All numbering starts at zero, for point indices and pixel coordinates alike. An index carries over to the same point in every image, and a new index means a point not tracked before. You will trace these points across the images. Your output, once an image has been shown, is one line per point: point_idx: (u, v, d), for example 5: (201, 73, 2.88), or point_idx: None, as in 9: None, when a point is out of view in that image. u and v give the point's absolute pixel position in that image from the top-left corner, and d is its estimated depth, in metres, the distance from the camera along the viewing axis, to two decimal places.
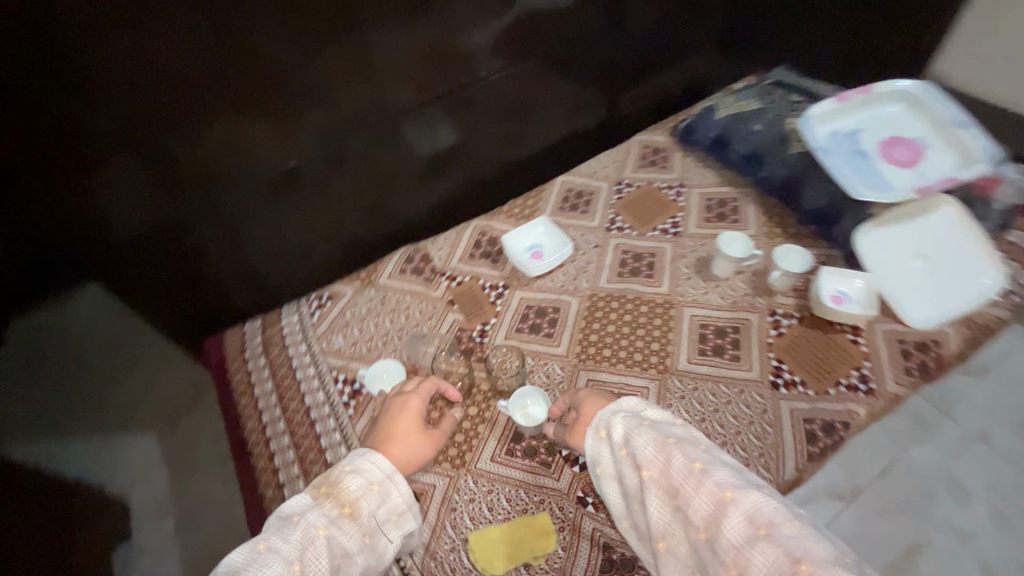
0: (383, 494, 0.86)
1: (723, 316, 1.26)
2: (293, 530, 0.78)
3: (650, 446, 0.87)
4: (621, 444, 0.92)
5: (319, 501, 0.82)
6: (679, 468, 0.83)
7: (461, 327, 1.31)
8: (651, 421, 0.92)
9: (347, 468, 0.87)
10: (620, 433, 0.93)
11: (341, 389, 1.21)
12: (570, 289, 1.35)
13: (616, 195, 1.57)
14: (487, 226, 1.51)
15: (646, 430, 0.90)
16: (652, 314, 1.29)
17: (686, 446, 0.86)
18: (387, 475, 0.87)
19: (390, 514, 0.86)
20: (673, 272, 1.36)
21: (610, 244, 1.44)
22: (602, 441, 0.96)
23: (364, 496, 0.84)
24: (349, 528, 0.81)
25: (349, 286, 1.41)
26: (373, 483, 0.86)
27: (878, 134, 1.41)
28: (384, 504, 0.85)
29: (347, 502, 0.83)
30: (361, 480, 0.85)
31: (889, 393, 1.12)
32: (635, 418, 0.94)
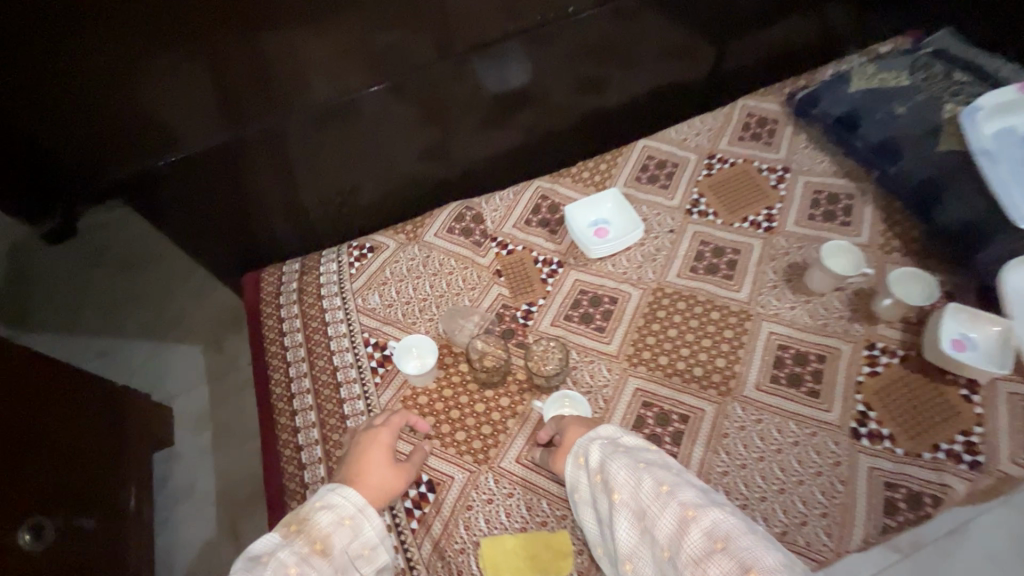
0: (357, 531, 0.80)
1: (808, 339, 1.08)
2: (262, 573, 0.71)
3: (620, 471, 0.82)
4: (595, 470, 0.86)
5: (288, 536, 0.76)
6: (648, 492, 0.78)
7: (505, 303, 1.19)
8: (623, 445, 0.87)
9: (318, 504, 0.81)
10: (593, 458, 0.87)
11: (371, 353, 1.14)
12: (632, 279, 1.19)
13: (704, 171, 1.34)
14: (549, 190, 1.34)
15: (617, 454, 0.85)
16: (723, 323, 1.12)
17: (654, 469, 0.81)
18: (360, 510, 0.81)
19: (363, 550, 0.79)
20: (757, 276, 1.16)
21: (687, 231, 1.25)
22: (576, 465, 0.89)
23: (336, 533, 0.78)
24: (322, 567, 0.75)
25: (392, 239, 1.31)
26: (346, 517, 0.80)
27: None
28: (358, 540, 0.79)
29: (319, 538, 0.77)
30: (334, 515, 0.79)
31: (999, 472, 0.92)
32: (606, 442, 0.88)
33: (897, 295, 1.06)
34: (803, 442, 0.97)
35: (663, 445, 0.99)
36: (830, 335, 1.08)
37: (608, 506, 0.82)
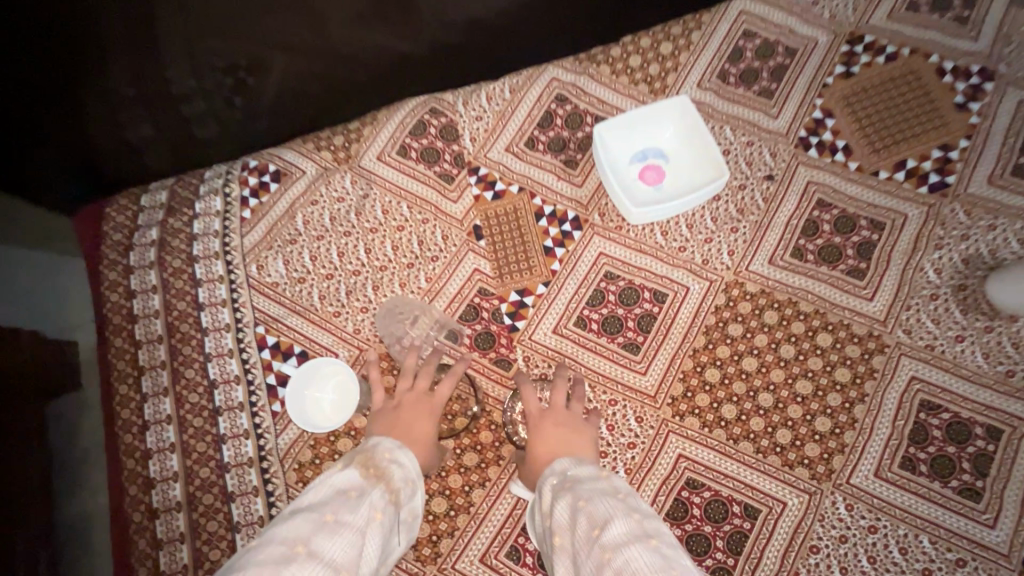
0: (413, 501, 0.53)
1: (975, 397, 0.65)
2: (344, 518, 0.44)
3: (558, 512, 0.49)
4: (544, 524, 0.52)
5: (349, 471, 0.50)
6: (579, 534, 0.45)
7: (484, 288, 0.74)
8: (573, 476, 0.52)
9: (385, 451, 0.53)
10: (543, 503, 0.53)
11: (268, 361, 0.73)
12: (694, 262, 0.72)
13: (841, 66, 0.78)
14: (571, 88, 0.81)
15: (562, 490, 0.51)
16: (836, 355, 0.68)
17: (597, 500, 0.47)
18: (419, 478, 0.55)
19: (409, 521, 0.53)
20: (906, 277, 0.69)
21: (795, 182, 0.74)
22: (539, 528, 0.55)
23: (404, 493, 0.51)
24: (389, 535, 0.47)
25: (312, 161, 0.82)
26: (409, 478, 0.53)
27: None
28: (411, 509, 0.53)
29: (389, 489, 0.50)
30: (401, 469, 0.52)
31: None
32: (561, 475, 0.54)
33: None
34: (939, 574, 0.61)
35: (710, 557, 0.63)
36: (1017, 395, 0.64)
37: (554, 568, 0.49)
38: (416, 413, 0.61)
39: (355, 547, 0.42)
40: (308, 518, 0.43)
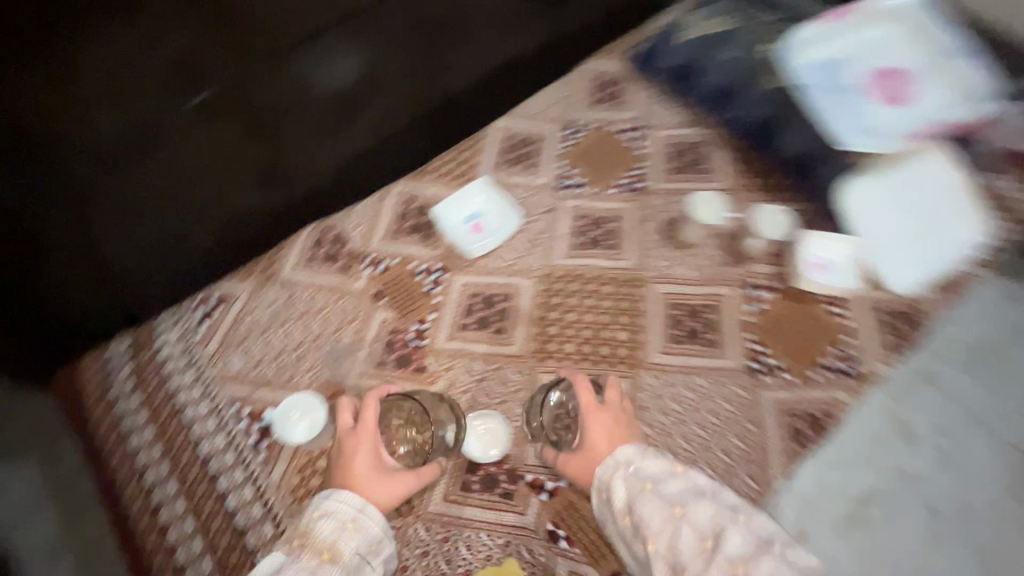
0: (363, 530, 0.74)
1: (694, 291, 1.10)
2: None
3: (652, 502, 0.71)
4: (621, 511, 0.74)
5: (290, 546, 0.70)
6: (685, 532, 0.67)
7: (393, 328, 1.07)
8: (652, 475, 0.75)
9: (314, 512, 0.74)
10: (620, 491, 0.75)
11: (247, 426, 0.97)
12: (520, 269, 1.13)
13: (565, 142, 1.31)
14: (414, 191, 1.24)
15: (651, 487, 0.73)
16: (617, 295, 1.10)
17: (696, 506, 0.70)
18: (362, 509, 0.75)
19: (370, 545, 0.73)
20: (638, 240, 1.16)
21: (563, 208, 1.21)
22: (603, 503, 0.78)
23: (343, 536, 0.72)
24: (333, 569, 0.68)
25: (244, 284, 1.12)
26: (348, 519, 0.74)
27: (870, 67, 1.16)
28: (363, 538, 0.73)
29: (326, 542, 0.70)
30: (333, 518, 0.73)
31: (872, 371, 1.02)
32: (641, 470, 0.76)
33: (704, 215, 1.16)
34: (711, 393, 1.00)
35: None
36: (715, 282, 1.11)
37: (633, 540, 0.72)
38: (359, 452, 0.82)
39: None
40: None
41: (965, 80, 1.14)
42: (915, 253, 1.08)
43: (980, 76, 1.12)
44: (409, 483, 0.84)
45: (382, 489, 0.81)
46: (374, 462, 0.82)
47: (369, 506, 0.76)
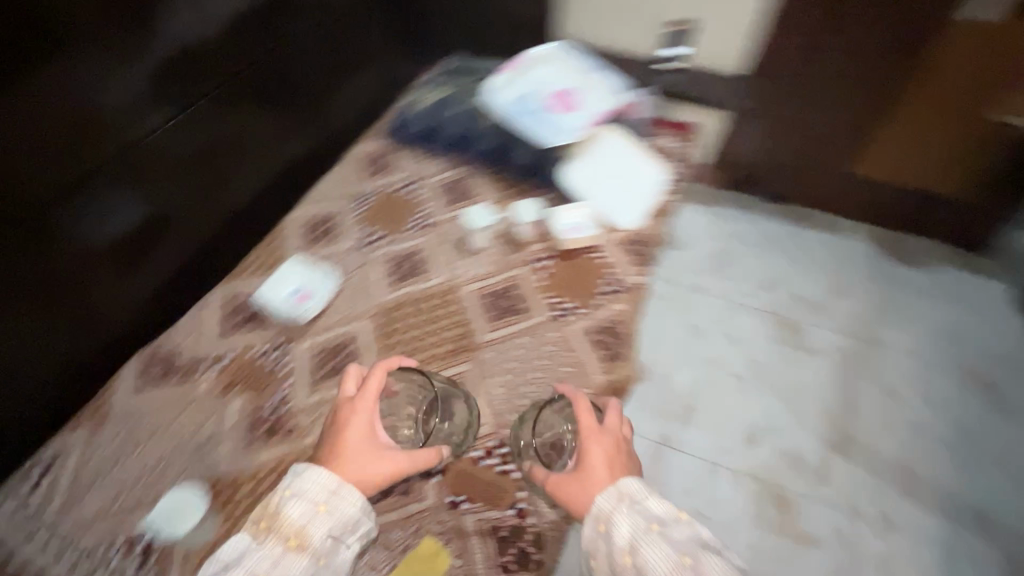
0: (335, 513, 0.86)
1: (494, 279, 1.37)
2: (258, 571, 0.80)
3: (661, 545, 0.81)
4: (622, 550, 0.83)
5: (266, 535, 0.84)
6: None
7: (253, 407, 1.15)
8: (658, 516, 0.85)
9: (285, 493, 0.87)
10: (622, 527, 0.85)
11: (131, 549, 1.00)
12: (352, 316, 1.30)
13: (355, 211, 1.50)
14: (236, 289, 1.32)
15: (658, 532, 0.83)
16: (438, 305, 1.32)
17: (698, 552, 0.81)
18: (335, 491, 0.87)
19: (341, 529, 0.86)
20: (441, 260, 1.41)
21: (373, 258, 1.41)
22: (600, 535, 0.87)
23: (313, 521, 0.84)
24: (300, 557, 0.81)
25: (77, 432, 1.10)
26: (319, 504, 0.85)
27: (549, 89, 1.63)
28: (334, 522, 0.85)
29: (296, 528, 0.83)
30: (303, 503, 0.85)
31: (633, 284, 1.38)
32: (645, 508, 0.87)
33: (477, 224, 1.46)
34: (533, 346, 1.26)
35: (454, 416, 1.13)
36: (507, 268, 1.39)
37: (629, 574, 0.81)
38: (355, 417, 0.95)
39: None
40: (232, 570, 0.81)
41: (608, 85, 1.67)
42: (629, 199, 1.51)
43: (615, 80, 1.67)
44: (398, 464, 0.94)
45: (362, 468, 0.91)
46: (364, 433, 0.94)
47: (342, 488, 0.87)
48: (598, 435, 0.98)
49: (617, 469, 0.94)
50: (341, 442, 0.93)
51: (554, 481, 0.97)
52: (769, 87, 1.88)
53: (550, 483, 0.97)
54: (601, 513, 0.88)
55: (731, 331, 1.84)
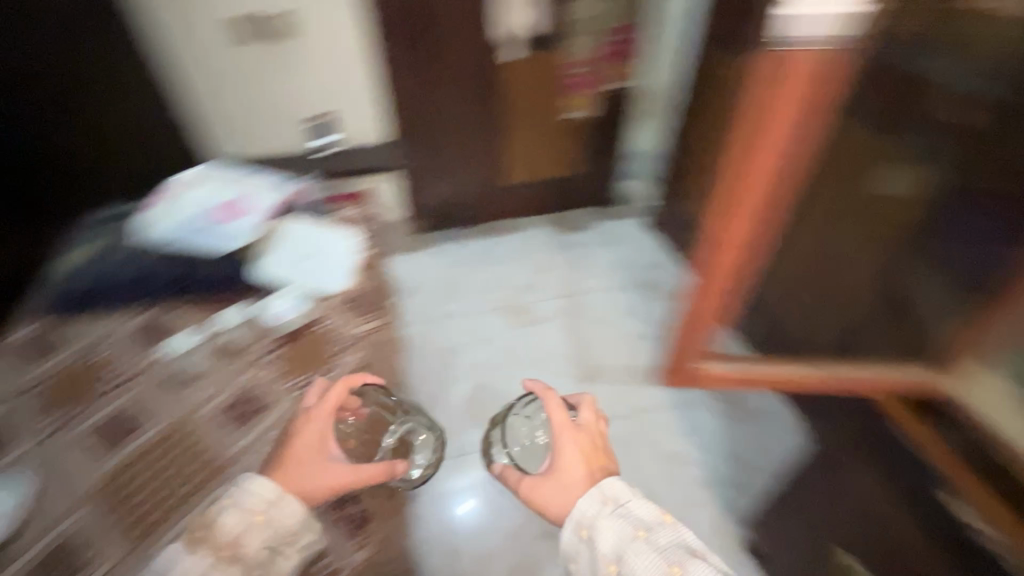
0: (274, 522, 1.08)
1: (223, 394, 1.35)
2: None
3: (637, 542, 1.01)
4: (604, 559, 1.02)
5: (205, 545, 1.03)
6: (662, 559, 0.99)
7: None
8: (641, 521, 1.04)
9: (230, 498, 1.08)
10: (600, 533, 1.05)
11: None
12: (68, 512, 1.18)
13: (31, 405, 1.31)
14: None
15: (641, 533, 1.02)
16: (169, 447, 1.26)
17: (664, 533, 1.02)
18: (275, 499, 1.08)
19: (279, 539, 1.08)
20: (157, 406, 1.31)
21: (74, 445, 1.25)
22: (581, 541, 1.08)
23: (249, 532, 1.05)
24: (236, 565, 1.03)
25: None
26: (258, 513, 1.07)
27: (206, 204, 1.61)
28: (273, 532, 1.08)
29: (233, 537, 1.04)
30: (243, 514, 1.06)
31: (359, 336, 1.53)
32: (630, 509, 1.07)
33: (183, 351, 1.41)
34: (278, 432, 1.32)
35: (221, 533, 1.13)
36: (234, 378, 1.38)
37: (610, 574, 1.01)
38: (314, 420, 1.21)
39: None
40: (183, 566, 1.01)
41: (265, 181, 1.70)
42: (330, 265, 1.58)
43: (269, 176, 1.70)
44: (336, 479, 1.17)
45: (307, 483, 1.13)
46: (315, 441, 1.19)
47: (285, 499, 1.09)
48: (578, 432, 1.26)
49: (592, 468, 1.18)
50: (297, 454, 1.17)
51: (538, 488, 1.19)
52: (420, 139, 2.23)
53: (529, 491, 1.20)
54: (581, 523, 1.09)
55: (492, 345, 2.16)
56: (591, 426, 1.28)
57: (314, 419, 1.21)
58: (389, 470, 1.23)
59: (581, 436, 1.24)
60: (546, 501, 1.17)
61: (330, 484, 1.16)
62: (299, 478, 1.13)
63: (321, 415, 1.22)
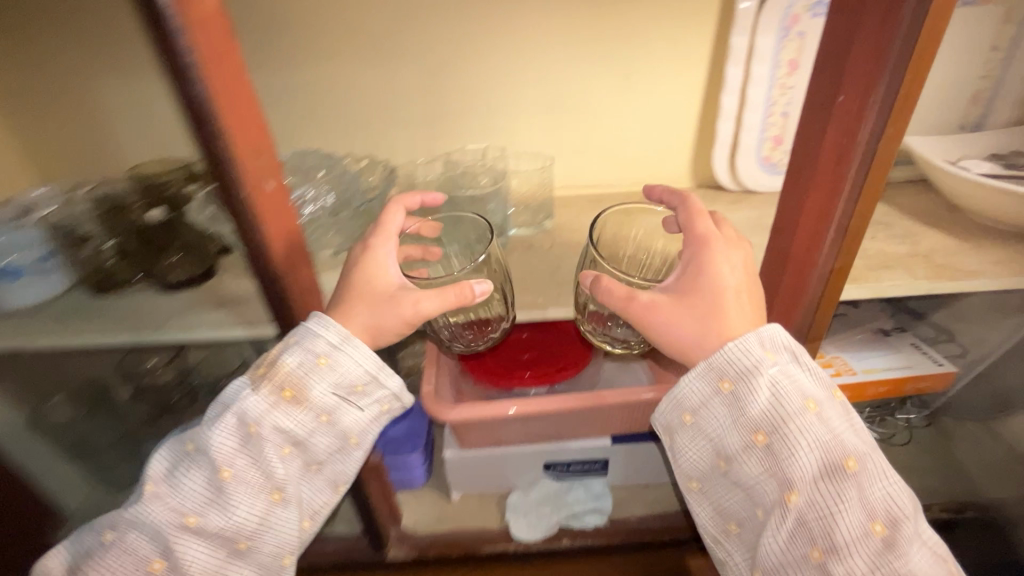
0: (339, 377, 0.52)
1: None
2: (268, 433, 0.51)
3: (820, 444, 0.47)
4: (754, 430, 0.48)
5: (262, 381, 0.51)
6: (837, 510, 0.46)
7: None
8: (808, 390, 0.48)
9: (289, 340, 0.51)
10: (775, 402, 0.48)
11: None
12: None
13: None
14: None
15: (851, 470, 0.47)
16: None
17: (865, 476, 0.47)
18: (345, 342, 0.52)
19: (348, 391, 0.53)
20: None
21: None
22: (724, 407, 0.50)
23: (315, 377, 0.52)
24: (303, 413, 0.52)
25: None
26: (320, 358, 0.52)
27: None
28: (341, 382, 0.52)
29: (298, 379, 0.51)
30: (305, 357, 0.51)
31: None
32: (796, 371, 0.49)
33: None
34: None
35: None
36: None
37: (708, 482, 0.53)
38: (386, 260, 0.56)
39: (281, 442, 0.52)
40: (228, 423, 0.51)
41: None
42: None
43: None
44: (419, 307, 0.54)
45: (381, 313, 0.54)
46: (394, 284, 0.55)
47: (355, 340, 0.53)
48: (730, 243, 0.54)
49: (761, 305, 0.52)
50: (365, 287, 0.55)
51: (666, 307, 0.51)
52: None
53: (642, 314, 0.53)
54: (766, 356, 0.49)
55: None
56: (748, 254, 0.54)
57: (387, 247, 0.57)
58: (463, 289, 0.54)
59: (743, 249, 0.53)
60: (677, 333, 0.51)
61: (399, 314, 0.54)
62: (371, 312, 0.54)
63: (388, 252, 0.57)
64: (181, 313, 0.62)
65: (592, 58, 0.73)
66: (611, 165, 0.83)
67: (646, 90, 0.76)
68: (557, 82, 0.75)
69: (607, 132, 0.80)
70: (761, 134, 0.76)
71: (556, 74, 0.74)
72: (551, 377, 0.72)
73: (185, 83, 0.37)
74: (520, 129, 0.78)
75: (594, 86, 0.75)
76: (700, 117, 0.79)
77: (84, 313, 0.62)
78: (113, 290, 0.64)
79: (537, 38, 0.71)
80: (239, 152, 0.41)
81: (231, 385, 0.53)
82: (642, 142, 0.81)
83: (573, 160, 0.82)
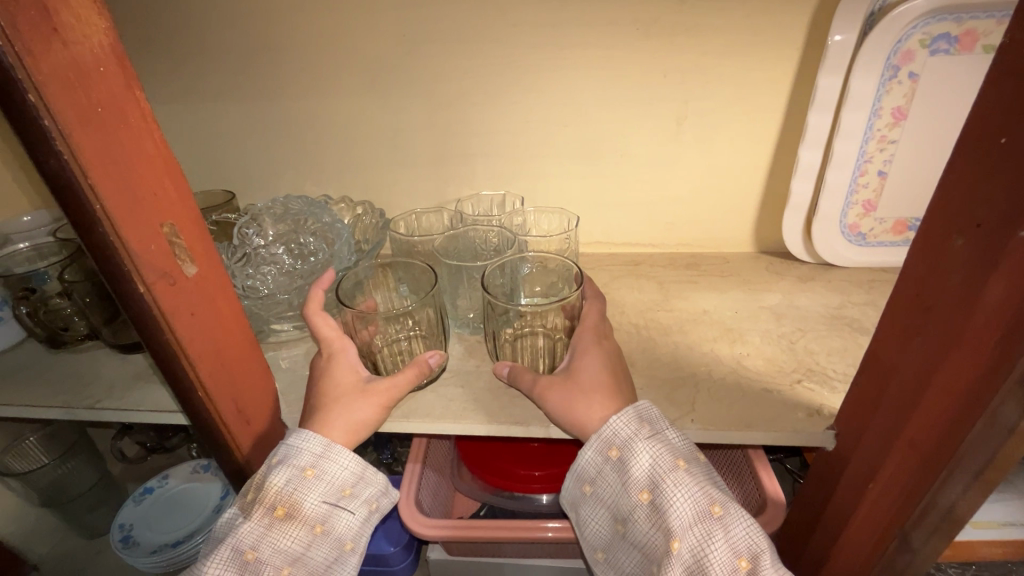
0: (333, 480, 0.43)
1: None
2: (268, 557, 0.40)
3: (696, 485, 0.39)
4: (635, 482, 0.40)
5: (248, 512, 0.41)
6: (716, 553, 0.37)
7: None
8: (675, 448, 0.41)
9: (272, 458, 0.42)
10: (647, 455, 0.40)
11: None
12: None
13: None
14: None
15: (721, 511, 0.38)
16: None
17: (739, 513, 0.38)
18: (332, 449, 0.43)
19: (340, 493, 0.43)
20: None
21: None
22: (608, 465, 0.42)
23: (306, 491, 0.42)
24: (300, 533, 0.41)
25: None
26: (307, 466, 0.42)
27: None
28: (333, 485, 0.43)
29: (288, 502, 0.41)
30: (290, 467, 0.42)
31: None
32: (668, 433, 0.42)
33: None
34: None
35: None
36: None
37: (611, 551, 0.44)
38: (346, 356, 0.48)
39: (281, 564, 0.41)
40: (219, 556, 0.40)
41: None
42: None
43: None
44: (397, 390, 0.46)
45: (353, 408, 0.44)
46: (358, 381, 0.46)
47: (339, 444, 0.44)
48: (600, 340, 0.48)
49: (624, 386, 0.45)
50: (331, 390, 0.46)
51: (556, 391, 0.44)
52: None
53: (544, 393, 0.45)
54: (639, 417, 0.42)
55: None
56: (615, 352, 0.48)
57: (343, 341, 0.48)
58: (423, 366, 0.48)
59: (608, 343, 0.48)
60: (574, 412, 0.43)
61: (375, 402, 0.45)
62: (350, 413, 0.44)
63: (344, 346, 0.48)
64: (125, 385, 0.52)
65: (631, 98, 0.60)
66: (654, 221, 0.69)
67: (701, 137, 0.62)
68: (591, 123, 0.62)
69: (651, 183, 0.66)
70: (848, 198, 0.60)
71: (591, 113, 0.61)
72: (562, 478, 0.60)
73: (43, 153, 0.27)
74: (543, 174, 0.66)
75: (636, 127, 0.62)
76: (769, 171, 0.64)
77: (26, 375, 0.54)
78: (65, 346, 0.57)
79: (569, 72, 0.59)
80: (133, 245, 0.31)
81: (222, 517, 0.43)
82: (693, 196, 0.66)
83: (608, 213, 0.69)
